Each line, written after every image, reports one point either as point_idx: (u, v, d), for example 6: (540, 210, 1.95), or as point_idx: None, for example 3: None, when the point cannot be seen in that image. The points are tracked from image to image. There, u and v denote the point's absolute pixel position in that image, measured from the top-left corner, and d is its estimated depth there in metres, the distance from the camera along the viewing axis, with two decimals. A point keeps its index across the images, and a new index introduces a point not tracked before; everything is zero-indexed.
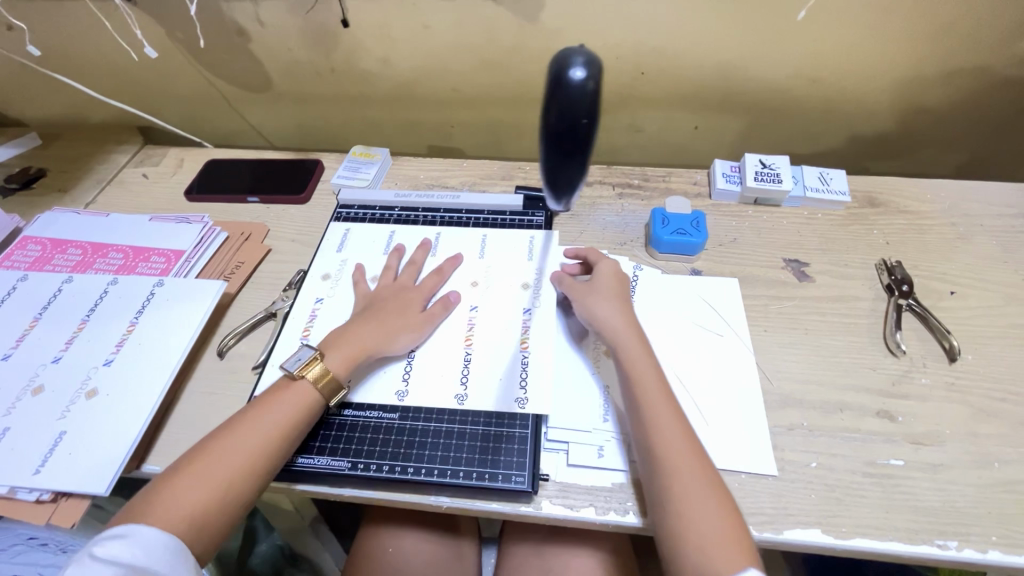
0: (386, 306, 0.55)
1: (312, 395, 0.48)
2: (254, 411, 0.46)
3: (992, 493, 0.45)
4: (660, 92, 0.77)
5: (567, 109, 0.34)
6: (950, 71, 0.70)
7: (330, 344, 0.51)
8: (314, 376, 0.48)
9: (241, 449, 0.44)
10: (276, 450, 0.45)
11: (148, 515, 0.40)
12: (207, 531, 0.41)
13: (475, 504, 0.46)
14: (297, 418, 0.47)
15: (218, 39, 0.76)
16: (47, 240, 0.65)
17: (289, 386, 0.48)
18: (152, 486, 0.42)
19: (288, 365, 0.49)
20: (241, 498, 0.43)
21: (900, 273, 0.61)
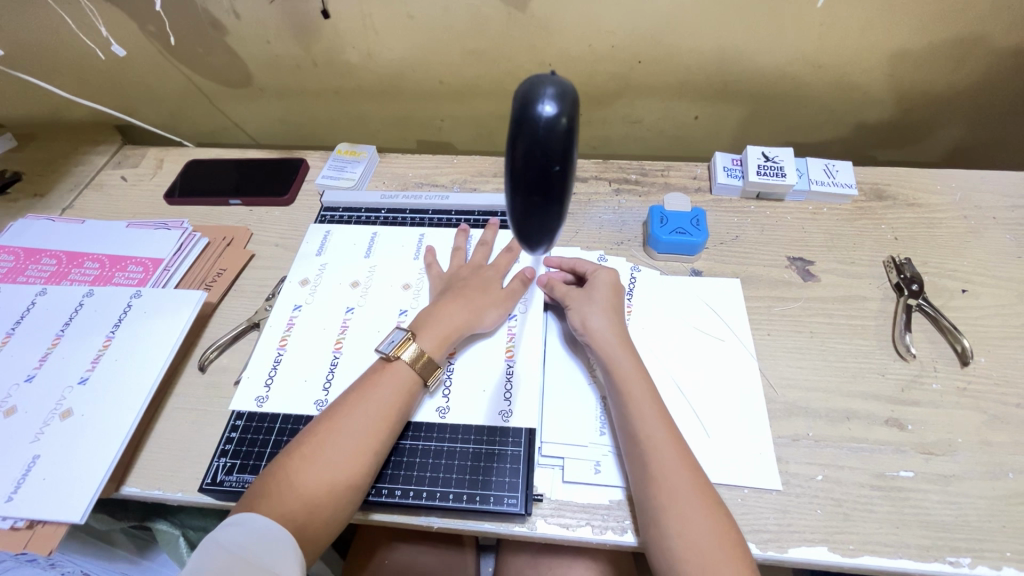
0: (466, 286, 0.54)
1: (412, 375, 0.47)
2: (353, 395, 0.45)
3: (1007, 506, 0.44)
4: (658, 82, 0.73)
5: (534, 154, 0.27)
6: (962, 56, 0.67)
7: (421, 325, 0.50)
8: (411, 357, 0.48)
9: (345, 435, 0.43)
10: (382, 433, 0.44)
11: (265, 508, 0.39)
12: (321, 521, 0.40)
13: (467, 526, 0.44)
14: (397, 400, 0.45)
15: (194, 34, 0.72)
16: (21, 250, 0.62)
17: (386, 367, 0.47)
18: (260, 479, 0.42)
19: (384, 348, 0.49)
20: (354, 484, 0.41)
21: (909, 271, 0.58)
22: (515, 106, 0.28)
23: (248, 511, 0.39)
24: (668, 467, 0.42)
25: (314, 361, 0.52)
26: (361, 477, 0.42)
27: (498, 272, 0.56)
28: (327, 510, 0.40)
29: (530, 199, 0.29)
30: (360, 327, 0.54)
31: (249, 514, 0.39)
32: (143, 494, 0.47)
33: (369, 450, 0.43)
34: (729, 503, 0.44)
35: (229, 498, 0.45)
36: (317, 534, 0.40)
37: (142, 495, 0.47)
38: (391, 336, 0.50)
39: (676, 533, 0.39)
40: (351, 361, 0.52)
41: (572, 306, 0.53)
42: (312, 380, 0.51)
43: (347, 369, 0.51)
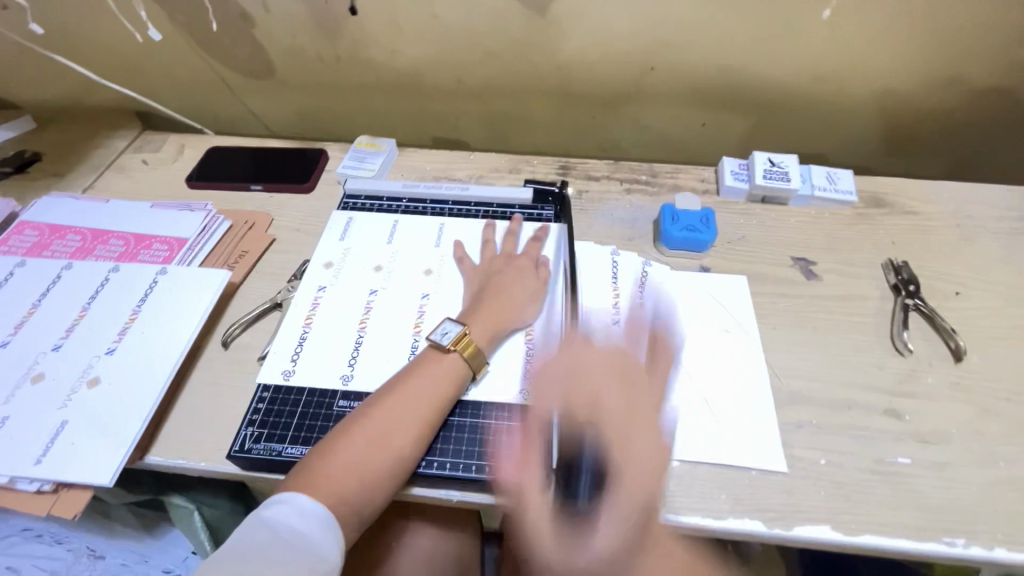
0: (504, 279, 0.56)
1: (464, 368, 0.49)
2: (405, 384, 0.47)
3: (997, 492, 0.46)
4: (668, 89, 0.76)
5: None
6: (955, 76, 0.71)
7: (469, 320, 0.53)
8: (463, 348, 0.50)
9: (400, 424, 0.45)
10: (432, 424, 0.46)
11: (322, 486, 0.41)
12: (373, 503, 0.42)
13: (485, 497, 0.46)
14: (448, 393, 0.48)
15: (223, 24, 0.75)
16: (45, 226, 0.63)
17: (439, 358, 0.49)
18: (314, 457, 0.43)
19: (438, 339, 0.50)
20: (404, 470, 0.44)
21: (906, 273, 0.61)
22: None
23: (308, 491, 0.41)
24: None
25: (341, 339, 0.54)
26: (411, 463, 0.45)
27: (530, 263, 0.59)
28: (379, 493, 0.43)
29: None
30: (386, 309, 0.56)
31: (307, 494, 0.41)
32: (167, 463, 0.48)
33: (421, 433, 0.45)
34: (737, 483, 0.47)
35: (256, 466, 0.47)
36: (367, 515, 0.42)
37: (167, 464, 0.48)
38: (444, 327, 0.51)
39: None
40: (375, 341, 0.53)
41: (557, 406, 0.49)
42: (339, 355, 0.53)
43: (372, 347, 0.53)
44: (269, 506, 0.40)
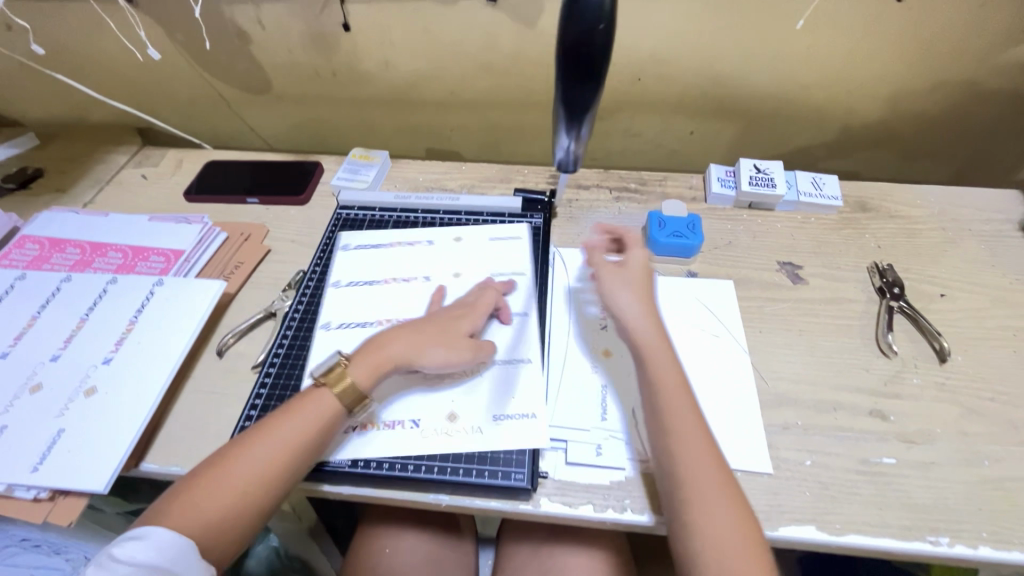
0: (413, 310, 0.54)
1: (335, 404, 0.47)
2: (273, 419, 0.45)
3: (982, 491, 0.46)
4: (656, 98, 0.78)
5: (585, 16, 0.41)
6: (937, 82, 0.72)
7: (354, 356, 0.49)
8: (335, 381, 0.47)
9: (260, 456, 0.43)
10: (297, 462, 0.44)
11: (165, 518, 0.40)
12: (224, 537, 0.41)
13: (474, 501, 0.47)
14: (316, 434, 0.45)
15: (220, 42, 0.77)
16: (45, 239, 0.65)
17: (313, 394, 0.47)
18: (175, 489, 0.42)
19: (315, 372, 0.48)
20: (260, 502, 0.42)
21: (891, 276, 0.62)
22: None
23: (153, 524, 0.40)
24: (705, 496, 0.41)
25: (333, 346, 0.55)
26: (269, 498, 0.43)
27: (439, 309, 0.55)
28: (233, 526, 0.41)
29: (579, 51, 0.43)
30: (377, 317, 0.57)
31: (153, 526, 0.39)
32: (161, 470, 0.49)
33: (281, 474, 0.43)
34: None
35: None
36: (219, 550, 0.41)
37: (161, 471, 0.49)
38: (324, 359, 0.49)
39: (701, 510, 0.41)
40: None
41: (605, 277, 0.55)
42: None
43: None
44: (121, 543, 0.38)
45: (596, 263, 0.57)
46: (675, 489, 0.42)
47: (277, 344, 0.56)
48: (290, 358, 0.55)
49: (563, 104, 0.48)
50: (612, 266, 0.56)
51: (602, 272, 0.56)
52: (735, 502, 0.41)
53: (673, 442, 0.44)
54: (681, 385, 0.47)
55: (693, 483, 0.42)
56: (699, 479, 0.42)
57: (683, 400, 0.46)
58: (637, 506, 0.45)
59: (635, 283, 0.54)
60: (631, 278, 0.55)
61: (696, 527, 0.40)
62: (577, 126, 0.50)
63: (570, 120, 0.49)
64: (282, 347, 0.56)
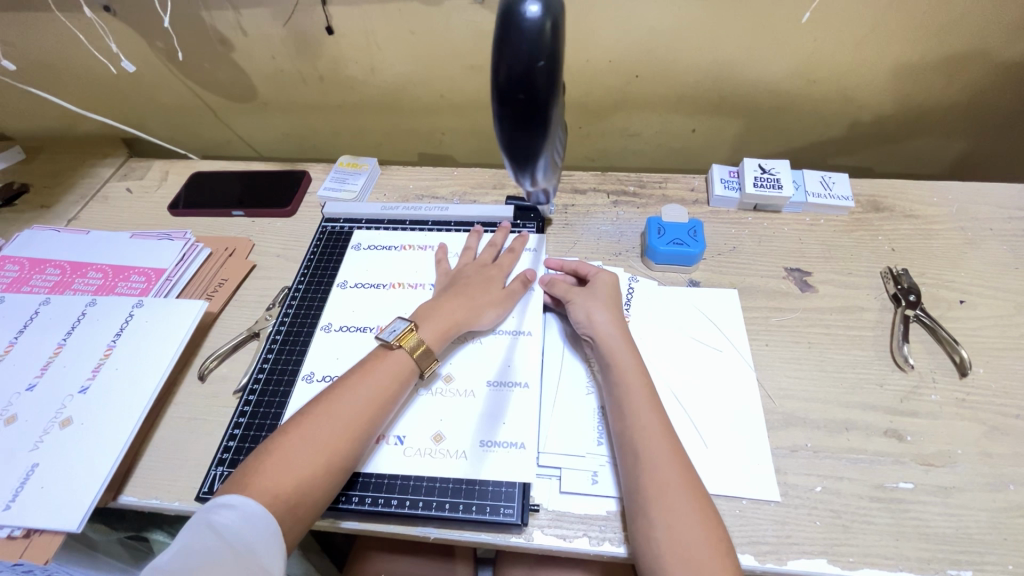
0: (468, 283, 0.55)
1: (411, 365, 0.48)
2: (346, 382, 0.46)
3: (1007, 519, 0.43)
4: (655, 96, 0.74)
5: (518, 50, 0.31)
6: (955, 72, 0.68)
7: (422, 320, 0.51)
8: (411, 346, 0.49)
9: (336, 420, 0.43)
10: (374, 417, 0.45)
11: (250, 485, 0.39)
12: (307, 501, 0.40)
13: (463, 535, 0.44)
14: (389, 387, 0.46)
15: (201, 50, 0.74)
16: (26, 260, 0.63)
17: (386, 355, 0.49)
18: (251, 460, 0.42)
19: (385, 335, 0.50)
20: (343, 464, 0.42)
21: (907, 282, 0.58)
22: (501, 12, 0.31)
23: (239, 492, 0.39)
24: (671, 508, 0.40)
25: (316, 368, 0.53)
26: (350, 459, 0.43)
27: (502, 273, 0.57)
28: (316, 490, 0.41)
29: (514, 96, 0.32)
30: (361, 336, 0.55)
31: (243, 495, 0.38)
32: (140, 503, 0.47)
33: (359, 428, 0.44)
34: (727, 514, 0.44)
35: None
36: (303, 515, 0.40)
37: (140, 504, 0.47)
38: (393, 324, 0.51)
39: (664, 524, 0.40)
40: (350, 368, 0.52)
41: (573, 302, 0.54)
42: (312, 385, 0.51)
43: None
44: (215, 510, 0.37)
45: (558, 292, 0.56)
46: (642, 502, 0.41)
47: (257, 369, 0.54)
48: (271, 383, 0.52)
49: (506, 152, 0.36)
50: (575, 290, 0.55)
51: (566, 297, 0.55)
52: (700, 516, 0.40)
53: (642, 455, 0.43)
54: (652, 401, 0.46)
55: (658, 495, 0.41)
56: (668, 490, 0.41)
57: (652, 414, 0.45)
58: None
59: (601, 301, 0.53)
60: (597, 298, 0.54)
61: (661, 541, 0.39)
62: (531, 168, 0.37)
63: (520, 167, 0.37)
64: (263, 371, 0.53)
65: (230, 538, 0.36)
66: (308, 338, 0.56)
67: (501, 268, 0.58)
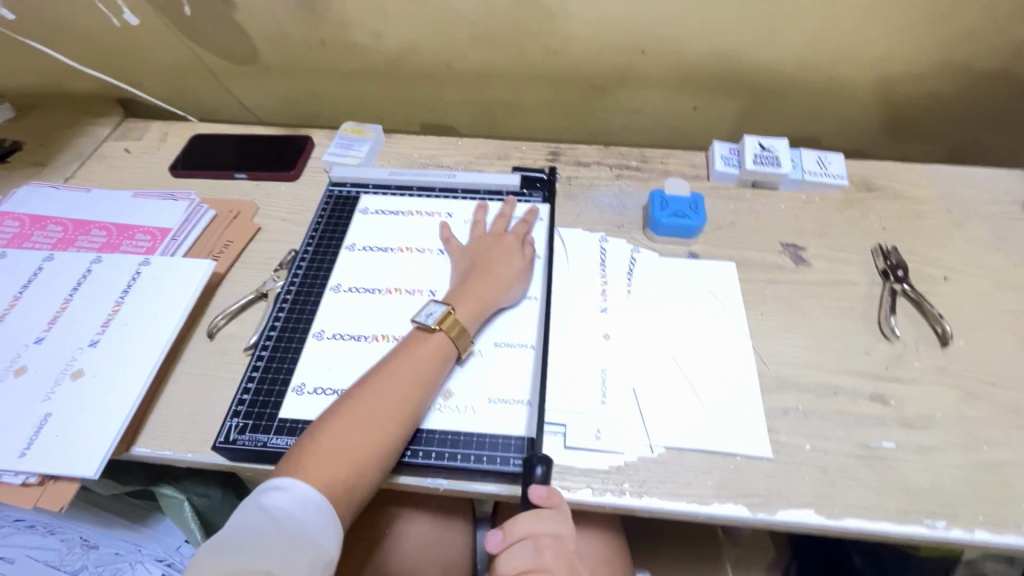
0: (491, 259, 0.56)
1: (450, 345, 0.49)
2: (390, 363, 0.47)
3: (979, 475, 0.46)
4: (659, 72, 0.75)
5: None
6: (950, 59, 0.70)
7: (455, 300, 0.52)
8: (449, 326, 0.49)
9: (385, 403, 0.44)
10: (419, 400, 0.46)
11: (304, 472, 0.40)
12: (362, 484, 0.41)
13: (473, 486, 0.46)
14: (432, 369, 0.47)
15: (203, 7, 0.73)
16: (26, 217, 0.62)
17: (426, 336, 0.49)
18: (300, 443, 0.42)
19: (421, 319, 0.50)
20: (393, 447, 0.43)
21: (895, 258, 0.61)
22: None
23: (295, 476, 0.40)
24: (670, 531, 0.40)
25: (327, 326, 0.54)
26: (398, 440, 0.44)
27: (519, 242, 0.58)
28: (368, 474, 0.42)
29: None
30: (371, 296, 0.56)
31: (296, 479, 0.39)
32: (153, 454, 0.48)
33: (406, 410, 0.45)
34: (723, 469, 0.47)
35: (241, 457, 0.46)
36: (357, 496, 0.41)
37: (153, 455, 0.48)
38: (428, 308, 0.51)
39: None
40: (360, 326, 0.54)
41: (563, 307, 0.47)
42: (323, 342, 0.53)
43: (358, 335, 0.53)
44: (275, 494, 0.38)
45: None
46: None
47: (268, 327, 0.54)
48: (283, 341, 0.53)
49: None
50: None
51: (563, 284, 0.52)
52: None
53: None
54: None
55: None
56: None
57: None
58: (633, 490, 0.45)
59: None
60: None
61: None
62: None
63: None
64: (274, 329, 0.54)
65: (282, 521, 0.37)
66: (318, 299, 0.56)
67: (518, 237, 0.59)
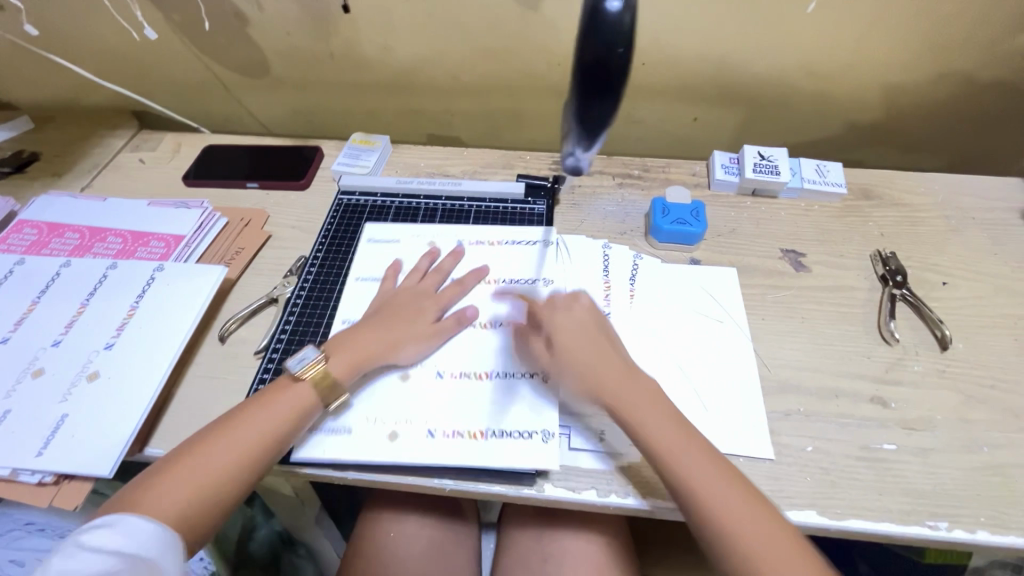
0: (397, 308, 0.55)
1: (313, 400, 0.48)
2: (246, 412, 0.47)
3: (980, 476, 0.47)
4: (660, 84, 0.77)
5: (604, 36, 0.36)
6: (945, 69, 0.71)
7: (333, 350, 0.51)
8: (314, 377, 0.49)
9: (220, 452, 0.44)
10: (264, 450, 0.45)
11: (132, 508, 0.41)
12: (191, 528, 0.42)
13: (478, 486, 0.47)
14: (290, 422, 0.47)
15: (217, 22, 0.75)
16: (44, 224, 0.64)
17: (288, 387, 0.48)
18: (151, 471, 0.44)
19: (291, 365, 0.49)
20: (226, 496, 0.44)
21: (894, 264, 0.62)
22: (588, 4, 0.36)
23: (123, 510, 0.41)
24: (712, 491, 0.42)
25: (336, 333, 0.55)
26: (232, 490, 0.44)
27: (435, 305, 0.55)
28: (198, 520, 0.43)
29: (594, 76, 0.37)
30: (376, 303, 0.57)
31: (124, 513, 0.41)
32: (166, 455, 0.49)
33: (246, 462, 0.44)
34: None
35: None
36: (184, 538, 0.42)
37: (165, 456, 0.49)
38: (302, 352, 0.50)
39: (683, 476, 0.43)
40: None
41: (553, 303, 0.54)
42: None
43: None
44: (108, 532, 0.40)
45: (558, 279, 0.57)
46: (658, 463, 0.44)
47: (279, 331, 0.56)
48: (292, 346, 0.54)
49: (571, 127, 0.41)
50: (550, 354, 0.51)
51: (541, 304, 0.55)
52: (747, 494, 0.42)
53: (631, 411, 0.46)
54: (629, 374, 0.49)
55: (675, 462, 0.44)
56: (678, 450, 0.44)
57: (627, 382, 0.48)
58: (637, 491, 0.46)
59: (575, 346, 0.50)
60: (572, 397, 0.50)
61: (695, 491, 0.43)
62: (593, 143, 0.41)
63: (579, 136, 0.41)
64: (284, 334, 0.55)
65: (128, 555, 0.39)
66: (327, 305, 0.58)
67: (438, 301, 0.56)
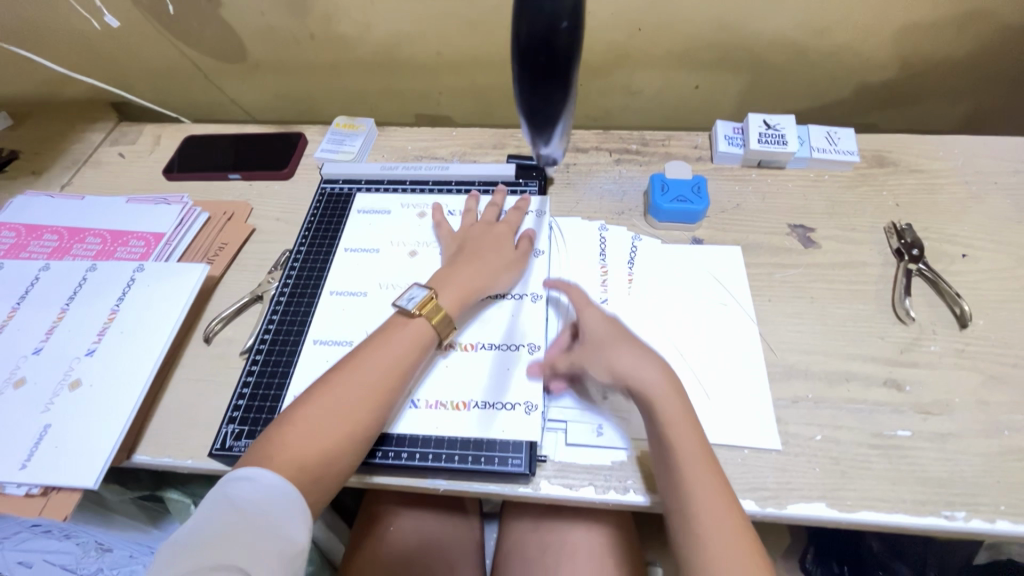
0: (478, 246, 0.55)
1: (431, 332, 0.48)
2: (366, 351, 0.46)
3: (1000, 462, 0.44)
4: (658, 50, 0.72)
5: (541, 9, 0.31)
6: (968, 23, 0.66)
7: (438, 286, 0.51)
8: (429, 313, 0.48)
9: (356, 388, 0.44)
10: (395, 384, 0.45)
11: (269, 457, 0.40)
12: (333, 471, 0.41)
13: (473, 486, 0.45)
14: (416, 353, 0.47)
15: (186, 5, 0.71)
16: (22, 227, 0.62)
17: (405, 322, 0.48)
18: (274, 428, 0.43)
19: (403, 302, 0.49)
20: (365, 437, 0.43)
21: (910, 236, 0.58)
22: None
23: (263, 462, 0.40)
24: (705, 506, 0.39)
25: (321, 330, 0.53)
26: (368, 430, 0.43)
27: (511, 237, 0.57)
28: (338, 460, 0.42)
29: (535, 58, 0.33)
30: (361, 298, 0.55)
31: (266, 466, 0.39)
32: (154, 461, 0.48)
33: (377, 395, 0.44)
34: (729, 462, 0.45)
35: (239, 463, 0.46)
36: (327, 482, 0.41)
37: (154, 462, 0.48)
38: (410, 292, 0.50)
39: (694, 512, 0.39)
40: (354, 329, 0.53)
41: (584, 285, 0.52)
42: (315, 346, 0.52)
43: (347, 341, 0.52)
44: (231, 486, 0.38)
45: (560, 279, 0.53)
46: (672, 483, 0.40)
47: (263, 330, 0.54)
48: (276, 345, 0.53)
49: (525, 114, 0.38)
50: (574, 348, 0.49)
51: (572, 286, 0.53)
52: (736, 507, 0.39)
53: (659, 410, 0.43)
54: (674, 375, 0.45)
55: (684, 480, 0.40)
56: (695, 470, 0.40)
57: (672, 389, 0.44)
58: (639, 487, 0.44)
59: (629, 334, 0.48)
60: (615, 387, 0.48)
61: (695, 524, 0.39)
62: (549, 127, 0.39)
63: (538, 126, 0.38)
64: (268, 334, 0.53)
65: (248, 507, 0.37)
66: (312, 301, 0.56)
67: (509, 229, 0.57)
